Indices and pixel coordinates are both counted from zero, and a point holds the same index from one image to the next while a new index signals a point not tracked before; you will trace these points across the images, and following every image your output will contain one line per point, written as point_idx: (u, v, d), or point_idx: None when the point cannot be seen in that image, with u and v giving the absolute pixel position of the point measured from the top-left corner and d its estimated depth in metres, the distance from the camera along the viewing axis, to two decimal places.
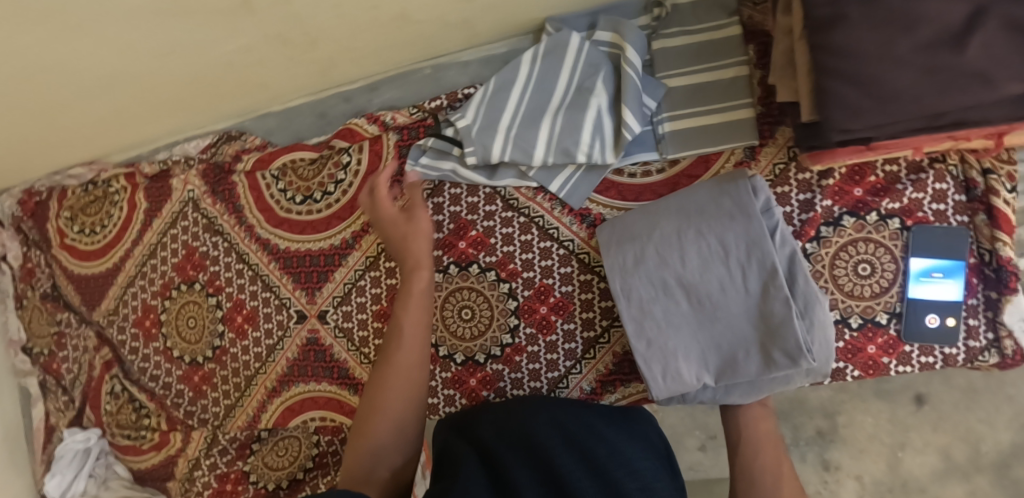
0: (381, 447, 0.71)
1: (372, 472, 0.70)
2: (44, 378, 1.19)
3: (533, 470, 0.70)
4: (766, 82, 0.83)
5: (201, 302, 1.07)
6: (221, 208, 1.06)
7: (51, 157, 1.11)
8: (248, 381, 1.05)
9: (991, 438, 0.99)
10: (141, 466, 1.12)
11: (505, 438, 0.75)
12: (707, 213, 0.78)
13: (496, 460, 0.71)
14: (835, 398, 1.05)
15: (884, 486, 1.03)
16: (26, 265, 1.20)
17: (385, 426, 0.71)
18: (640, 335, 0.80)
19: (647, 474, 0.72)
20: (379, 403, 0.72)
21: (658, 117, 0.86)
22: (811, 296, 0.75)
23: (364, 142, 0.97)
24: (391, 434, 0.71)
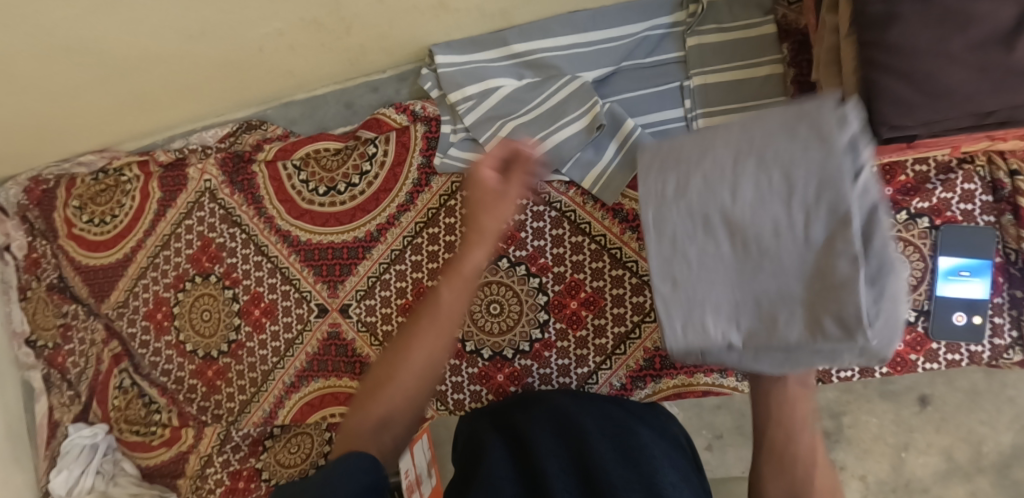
0: (391, 413, 0.63)
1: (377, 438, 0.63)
2: (48, 371, 1.15)
3: (564, 456, 0.70)
4: (799, 81, 0.83)
5: (216, 294, 1.05)
6: (240, 198, 1.04)
7: (63, 143, 1.08)
8: (265, 376, 1.03)
9: (993, 440, 0.95)
10: (149, 463, 1.09)
11: (538, 427, 0.76)
12: (778, 144, 0.51)
13: (527, 445, 0.72)
14: (840, 398, 1.00)
15: (890, 487, 0.98)
16: (31, 255, 1.17)
17: (396, 394, 0.64)
18: (664, 272, 0.56)
19: (676, 464, 0.71)
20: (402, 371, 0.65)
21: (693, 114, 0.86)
22: (887, 260, 0.48)
23: (391, 133, 0.96)
24: (405, 400, 0.64)
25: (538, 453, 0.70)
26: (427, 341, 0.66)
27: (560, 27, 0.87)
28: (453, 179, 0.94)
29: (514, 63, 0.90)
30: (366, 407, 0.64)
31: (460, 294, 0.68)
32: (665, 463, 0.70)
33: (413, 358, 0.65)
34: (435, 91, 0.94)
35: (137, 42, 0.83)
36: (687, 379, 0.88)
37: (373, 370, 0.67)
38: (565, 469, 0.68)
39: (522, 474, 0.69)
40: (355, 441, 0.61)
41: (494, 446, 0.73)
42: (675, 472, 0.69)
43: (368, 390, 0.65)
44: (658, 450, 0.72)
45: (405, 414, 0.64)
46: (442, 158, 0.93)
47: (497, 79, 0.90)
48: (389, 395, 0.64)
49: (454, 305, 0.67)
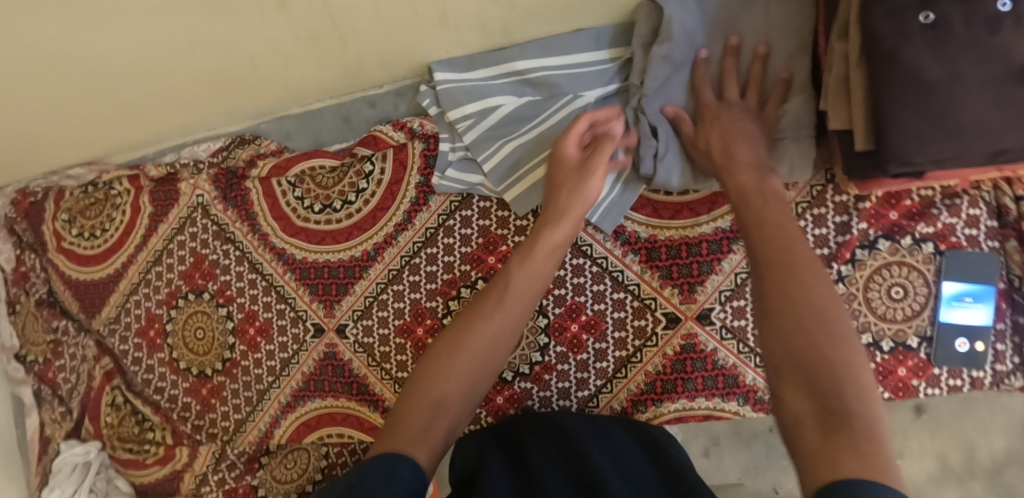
0: (455, 374, 0.66)
1: (442, 397, 0.63)
2: (39, 387, 1.14)
3: (565, 479, 0.69)
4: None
5: (210, 312, 1.03)
6: (233, 214, 1.01)
7: (51, 155, 1.06)
8: (260, 395, 1.02)
9: (985, 446, 0.99)
10: (144, 481, 1.08)
11: (540, 448, 0.75)
12: None
13: (530, 463, 0.71)
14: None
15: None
16: (20, 268, 1.15)
17: (455, 378, 0.65)
18: None
19: (661, 475, 0.71)
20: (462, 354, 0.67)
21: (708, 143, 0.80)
22: None
23: (389, 151, 0.94)
24: (472, 369, 0.67)
25: (540, 470, 0.69)
26: (495, 337, 0.70)
27: (565, 45, 0.83)
28: (452, 199, 0.93)
29: (514, 80, 0.87)
30: (426, 385, 0.64)
31: (526, 286, 0.74)
32: (646, 480, 0.70)
33: (473, 340, 0.68)
34: (433, 108, 0.91)
35: (129, 55, 0.81)
36: (688, 404, 0.87)
37: (450, 330, 0.71)
38: (565, 489, 0.66)
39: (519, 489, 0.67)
40: (400, 440, 0.57)
41: (493, 461, 0.72)
42: (655, 485, 0.68)
43: (421, 377, 0.66)
44: (646, 471, 0.72)
45: (466, 379, 0.66)
46: (441, 179, 0.91)
47: (496, 96, 0.88)
48: (447, 378, 0.65)
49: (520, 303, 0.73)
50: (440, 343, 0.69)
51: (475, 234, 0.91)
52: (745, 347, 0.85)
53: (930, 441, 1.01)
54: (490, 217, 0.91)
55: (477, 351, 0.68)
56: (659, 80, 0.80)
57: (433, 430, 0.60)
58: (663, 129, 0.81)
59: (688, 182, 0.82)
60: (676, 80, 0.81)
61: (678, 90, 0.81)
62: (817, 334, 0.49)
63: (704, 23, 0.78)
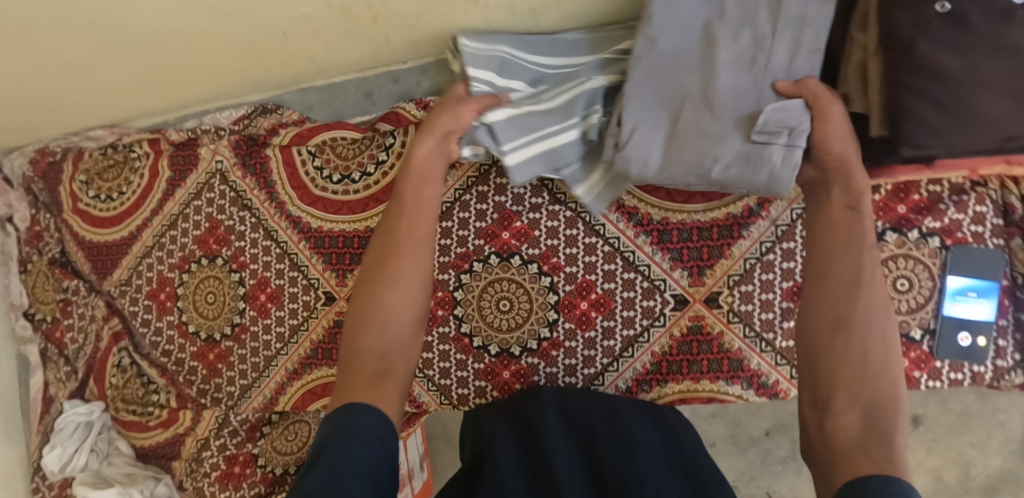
0: (388, 324, 0.72)
1: (385, 351, 0.70)
2: (45, 346, 1.16)
3: (571, 454, 0.71)
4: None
5: (222, 277, 1.04)
6: (252, 182, 1.02)
7: (73, 116, 1.07)
8: (268, 361, 1.02)
9: (981, 462, 1.04)
10: (145, 443, 1.09)
11: (548, 420, 0.76)
12: None
13: (537, 437, 0.72)
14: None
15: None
16: (33, 228, 1.17)
17: (393, 298, 0.73)
18: None
19: (669, 454, 0.74)
20: (386, 299, 0.73)
21: (686, 136, 0.73)
22: None
23: (409, 127, 0.93)
24: (399, 305, 0.73)
25: (549, 444, 0.71)
26: (407, 256, 0.75)
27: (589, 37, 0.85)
28: (468, 175, 0.94)
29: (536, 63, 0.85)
30: (365, 322, 0.72)
31: (426, 220, 0.78)
32: (654, 456, 0.71)
33: (391, 273, 0.74)
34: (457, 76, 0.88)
35: (160, 19, 0.82)
36: (692, 385, 0.88)
37: (367, 265, 0.76)
38: (573, 466, 0.68)
39: (524, 465, 0.68)
40: (368, 390, 0.66)
41: (500, 438, 0.73)
42: (667, 464, 0.70)
43: (359, 313, 0.73)
44: (651, 446, 0.74)
45: (400, 324, 0.72)
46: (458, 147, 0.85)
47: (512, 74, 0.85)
48: (385, 298, 0.73)
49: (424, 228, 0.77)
50: (363, 282, 0.75)
51: (491, 210, 0.93)
52: (751, 331, 0.86)
53: (926, 457, 1.06)
54: (506, 193, 0.93)
55: (405, 296, 0.73)
56: (651, 65, 0.74)
57: (393, 367, 0.70)
58: (639, 115, 0.75)
59: (652, 173, 0.76)
60: (665, 65, 0.74)
61: (665, 77, 0.74)
62: (859, 332, 0.61)
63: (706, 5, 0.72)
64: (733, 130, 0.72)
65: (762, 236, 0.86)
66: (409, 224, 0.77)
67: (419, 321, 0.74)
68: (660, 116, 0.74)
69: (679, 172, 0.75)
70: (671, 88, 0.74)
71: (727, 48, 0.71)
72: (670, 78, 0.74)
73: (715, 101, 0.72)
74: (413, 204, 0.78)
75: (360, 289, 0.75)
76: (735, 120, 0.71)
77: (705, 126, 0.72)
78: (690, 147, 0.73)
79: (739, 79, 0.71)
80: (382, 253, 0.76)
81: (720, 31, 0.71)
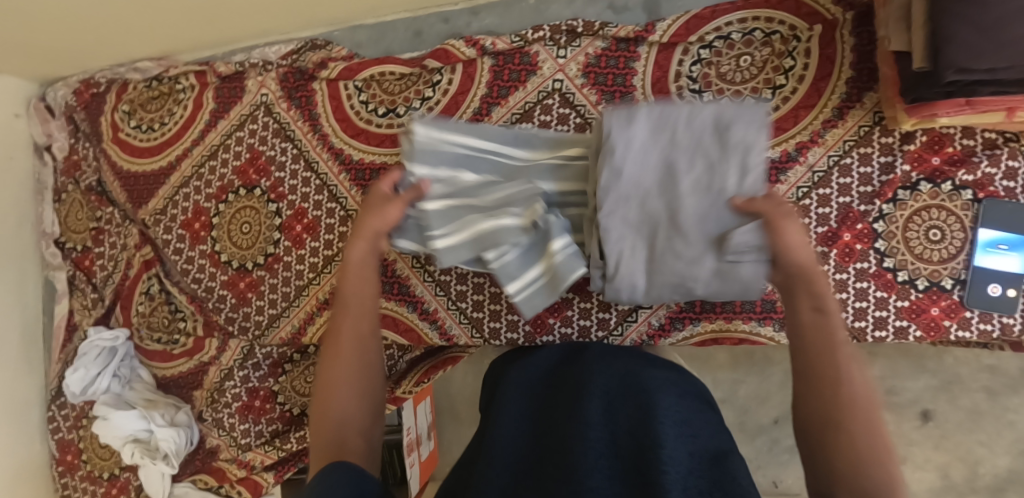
0: (347, 420, 0.65)
1: (345, 444, 0.63)
2: (73, 274, 1.16)
3: (609, 423, 0.61)
4: (859, 49, 0.87)
5: (259, 207, 1.05)
6: (296, 114, 1.04)
7: (123, 46, 1.09)
8: (299, 291, 1.03)
9: (989, 462, 1.02)
10: (166, 373, 1.10)
11: (555, 394, 0.67)
12: None
13: (557, 408, 0.64)
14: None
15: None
16: (71, 158, 1.17)
17: (345, 394, 0.67)
18: None
19: (698, 425, 0.62)
20: (341, 385, 0.67)
21: (654, 262, 0.83)
22: None
23: (458, 65, 0.96)
24: (353, 403, 0.67)
25: (568, 415, 0.61)
26: (352, 343, 0.69)
27: None
28: (513, 113, 0.94)
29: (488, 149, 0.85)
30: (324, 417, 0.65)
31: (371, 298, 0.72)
32: (674, 418, 0.61)
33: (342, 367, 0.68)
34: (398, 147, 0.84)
35: None
36: (724, 325, 0.88)
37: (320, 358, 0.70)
38: (603, 439, 0.58)
39: (535, 451, 0.60)
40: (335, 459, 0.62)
41: (512, 415, 0.64)
42: (685, 428, 0.60)
43: (316, 413, 0.66)
44: (672, 405, 0.63)
45: (359, 416, 0.66)
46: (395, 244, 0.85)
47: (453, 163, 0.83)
48: (340, 397, 0.66)
49: (364, 315, 0.71)
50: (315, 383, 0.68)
51: None
52: None
53: (934, 452, 1.05)
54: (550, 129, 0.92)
55: (356, 391, 0.67)
56: (623, 195, 0.82)
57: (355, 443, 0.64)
58: (618, 244, 0.83)
59: (641, 295, 0.85)
60: (630, 191, 0.82)
61: (634, 205, 0.82)
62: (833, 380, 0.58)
63: (650, 137, 0.81)
64: (705, 250, 0.80)
65: (798, 182, 0.88)
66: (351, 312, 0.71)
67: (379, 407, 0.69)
68: (636, 239, 0.83)
69: (663, 289, 0.84)
70: (640, 213, 0.82)
71: (684, 179, 0.80)
72: (638, 206, 0.82)
73: (685, 220, 0.80)
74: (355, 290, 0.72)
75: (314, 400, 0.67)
76: (706, 241, 0.79)
77: (678, 248, 0.81)
78: (669, 269, 0.82)
79: (698, 203, 0.80)
80: (330, 349, 0.69)
81: (677, 165, 0.79)
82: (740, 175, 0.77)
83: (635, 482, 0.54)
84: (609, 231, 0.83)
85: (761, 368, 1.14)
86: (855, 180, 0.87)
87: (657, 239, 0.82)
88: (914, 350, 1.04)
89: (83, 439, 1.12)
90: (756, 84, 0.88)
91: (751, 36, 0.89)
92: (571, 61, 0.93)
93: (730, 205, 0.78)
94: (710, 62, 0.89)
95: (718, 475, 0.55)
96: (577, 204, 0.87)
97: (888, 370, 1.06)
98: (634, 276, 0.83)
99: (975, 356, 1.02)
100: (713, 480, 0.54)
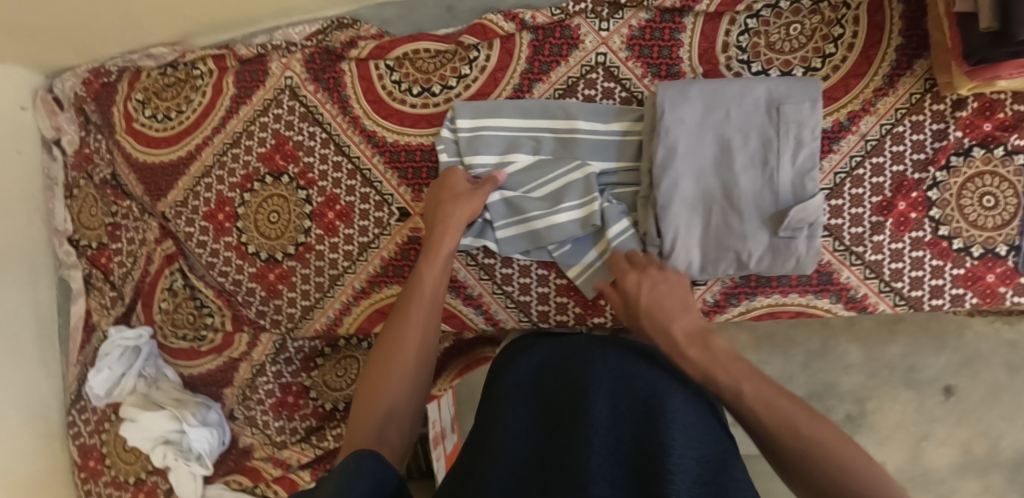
0: (394, 406, 0.67)
1: (384, 430, 0.65)
2: (90, 272, 1.11)
3: (614, 432, 0.56)
4: (908, 16, 0.85)
5: (288, 195, 1.01)
6: (324, 96, 1.00)
7: (135, 32, 1.03)
8: (333, 281, 0.99)
9: (1011, 435, 1.04)
10: (193, 372, 1.06)
11: (557, 387, 0.61)
12: None
13: (561, 412, 0.59)
14: (866, 383, 1.09)
15: (907, 474, 1.09)
16: (82, 151, 1.12)
17: (398, 378, 0.69)
18: None
19: (704, 418, 0.60)
20: (395, 367, 0.70)
21: (709, 240, 0.81)
22: None
23: (496, 41, 0.93)
24: (403, 393, 0.69)
25: (572, 421, 0.57)
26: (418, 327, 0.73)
27: None
28: (556, 88, 0.91)
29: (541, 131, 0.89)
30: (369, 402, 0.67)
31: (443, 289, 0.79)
32: (681, 419, 0.57)
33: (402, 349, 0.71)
34: (451, 154, 0.91)
35: None
36: (781, 299, 0.87)
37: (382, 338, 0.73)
38: (610, 447, 0.55)
39: (529, 463, 0.57)
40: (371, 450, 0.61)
41: (514, 417, 0.60)
42: (692, 430, 0.58)
43: (366, 388, 0.69)
44: (681, 402, 0.59)
45: (403, 405, 0.68)
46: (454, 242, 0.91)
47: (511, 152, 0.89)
48: (392, 380, 0.69)
49: (431, 310, 0.76)
50: (372, 361, 0.72)
51: None
52: (841, 245, 0.86)
53: (956, 428, 1.07)
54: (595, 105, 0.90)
55: (408, 379, 0.70)
56: (677, 172, 0.80)
57: (390, 435, 0.65)
58: (676, 222, 0.81)
59: (695, 272, 0.82)
60: (686, 167, 0.80)
61: (691, 182, 0.80)
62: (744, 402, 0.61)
63: (705, 112, 0.79)
64: (759, 225, 0.79)
65: (852, 150, 0.86)
66: (419, 312, 0.74)
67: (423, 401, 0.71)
68: (693, 215, 0.81)
69: (719, 266, 0.82)
70: (696, 190, 0.80)
71: (739, 154, 0.79)
72: (693, 183, 0.80)
73: (739, 197, 0.79)
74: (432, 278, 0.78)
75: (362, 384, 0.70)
76: (762, 216, 0.79)
77: (735, 224, 0.80)
78: (724, 246, 0.80)
79: (752, 178, 0.79)
80: (394, 325, 0.74)
81: (733, 139, 0.79)
82: (793, 153, 0.78)
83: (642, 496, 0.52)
84: (665, 207, 0.80)
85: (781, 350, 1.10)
86: (908, 147, 0.86)
87: (712, 215, 0.80)
88: (936, 327, 1.06)
89: (106, 443, 1.09)
90: (805, 53, 0.87)
91: (799, 4, 0.87)
92: (614, 33, 0.90)
93: (784, 180, 0.78)
94: (758, 32, 0.87)
95: (723, 479, 0.54)
96: (630, 186, 0.87)
97: (910, 348, 1.07)
98: (689, 253, 0.81)
99: (995, 332, 1.04)
100: (717, 489, 0.53)
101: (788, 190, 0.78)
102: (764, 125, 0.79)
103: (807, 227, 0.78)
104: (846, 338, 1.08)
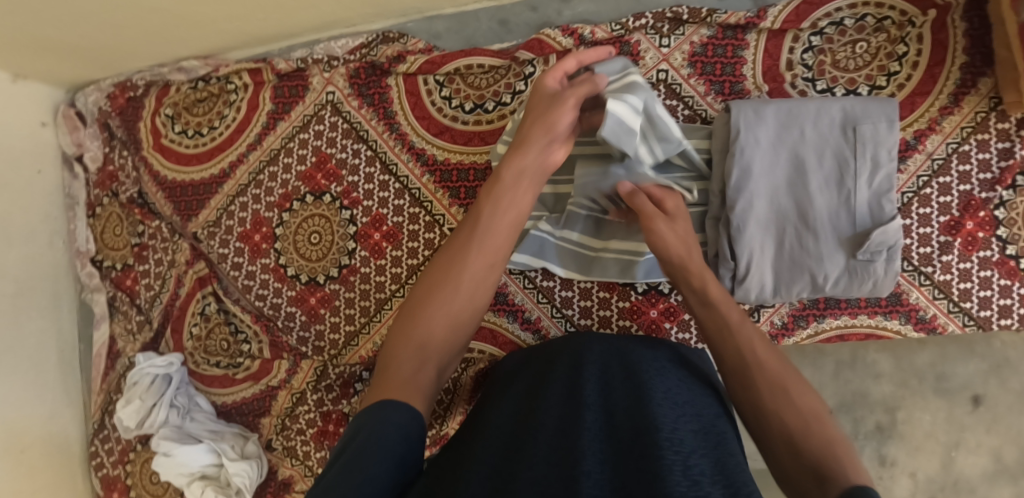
0: (429, 344, 0.62)
1: (418, 369, 0.60)
2: (113, 294, 1.08)
3: (605, 412, 0.56)
4: (971, 34, 0.82)
5: (331, 216, 0.97)
6: (369, 112, 0.96)
7: (165, 45, 0.98)
8: (379, 305, 0.94)
9: None
10: (227, 400, 1.01)
11: (549, 385, 0.61)
12: None
13: (552, 398, 0.59)
14: (896, 393, 0.93)
15: (937, 484, 0.92)
16: (106, 168, 1.08)
17: (439, 317, 0.64)
18: None
19: (696, 403, 0.60)
20: (434, 304, 0.64)
21: (782, 263, 0.79)
22: None
23: (552, 56, 0.90)
24: (443, 332, 0.63)
25: (566, 402, 0.57)
26: (473, 265, 0.67)
27: None
28: None
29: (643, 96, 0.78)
30: (407, 332, 0.63)
31: (503, 230, 0.70)
32: (671, 400, 0.58)
33: (450, 288, 0.65)
34: None
35: None
36: (850, 321, 0.86)
37: (429, 273, 0.67)
38: (600, 422, 0.54)
39: (511, 437, 0.55)
40: (400, 387, 0.57)
41: (500, 417, 0.60)
42: (684, 411, 0.57)
43: (404, 322, 0.64)
44: (670, 386, 0.60)
45: (440, 343, 0.63)
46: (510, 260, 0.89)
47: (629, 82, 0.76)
48: (432, 319, 0.64)
49: (484, 245, 0.68)
50: (414, 295, 0.66)
51: None
52: (909, 266, 0.86)
53: (987, 436, 0.90)
54: None
55: (450, 317, 0.64)
56: (751, 191, 0.78)
57: (423, 374, 0.60)
58: (750, 243, 0.79)
59: (768, 294, 0.80)
60: (761, 186, 0.78)
61: (765, 201, 0.78)
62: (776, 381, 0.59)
63: (779, 131, 0.78)
64: (835, 246, 0.77)
65: (918, 170, 0.85)
66: (474, 248, 0.68)
67: (464, 339, 0.65)
68: (767, 237, 0.79)
69: (793, 287, 0.79)
70: (770, 210, 0.79)
71: (814, 174, 0.78)
72: (767, 202, 0.78)
73: (815, 218, 0.77)
74: (493, 211, 0.70)
75: (404, 314, 0.66)
76: (837, 236, 0.77)
77: (811, 246, 0.78)
78: (800, 268, 0.78)
79: (828, 199, 0.77)
80: (441, 260, 0.68)
81: (808, 159, 0.78)
82: (869, 171, 0.77)
83: (630, 463, 0.49)
84: (739, 228, 0.78)
85: (808, 360, 0.94)
86: (974, 166, 0.83)
87: (787, 236, 0.78)
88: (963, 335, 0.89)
89: (131, 475, 1.04)
90: (870, 71, 0.85)
91: (864, 22, 0.85)
92: (675, 50, 0.88)
93: (861, 200, 0.77)
94: (822, 50, 0.86)
95: (720, 455, 0.52)
96: (700, 204, 0.85)
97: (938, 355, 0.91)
98: (763, 273, 0.79)
99: None
100: (716, 459, 0.52)
101: (864, 212, 0.77)
102: (839, 142, 0.77)
103: (878, 246, 0.76)
104: (875, 347, 0.93)
